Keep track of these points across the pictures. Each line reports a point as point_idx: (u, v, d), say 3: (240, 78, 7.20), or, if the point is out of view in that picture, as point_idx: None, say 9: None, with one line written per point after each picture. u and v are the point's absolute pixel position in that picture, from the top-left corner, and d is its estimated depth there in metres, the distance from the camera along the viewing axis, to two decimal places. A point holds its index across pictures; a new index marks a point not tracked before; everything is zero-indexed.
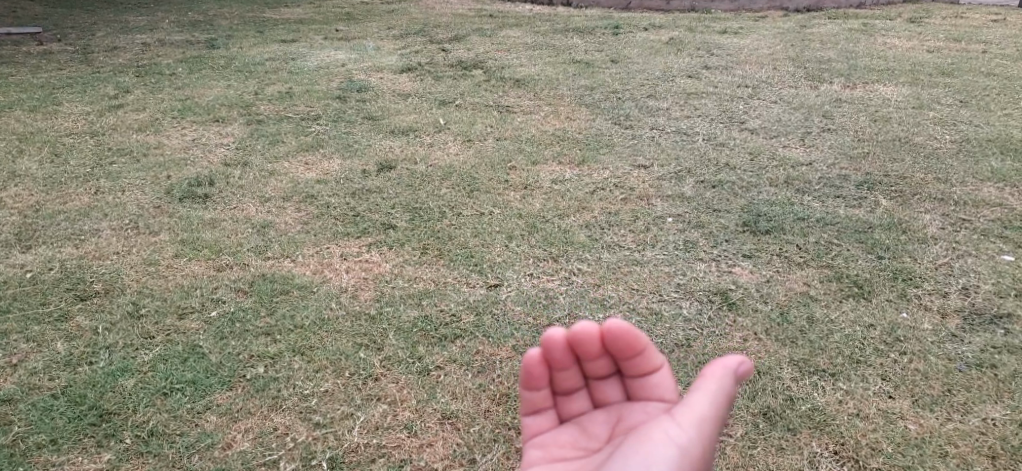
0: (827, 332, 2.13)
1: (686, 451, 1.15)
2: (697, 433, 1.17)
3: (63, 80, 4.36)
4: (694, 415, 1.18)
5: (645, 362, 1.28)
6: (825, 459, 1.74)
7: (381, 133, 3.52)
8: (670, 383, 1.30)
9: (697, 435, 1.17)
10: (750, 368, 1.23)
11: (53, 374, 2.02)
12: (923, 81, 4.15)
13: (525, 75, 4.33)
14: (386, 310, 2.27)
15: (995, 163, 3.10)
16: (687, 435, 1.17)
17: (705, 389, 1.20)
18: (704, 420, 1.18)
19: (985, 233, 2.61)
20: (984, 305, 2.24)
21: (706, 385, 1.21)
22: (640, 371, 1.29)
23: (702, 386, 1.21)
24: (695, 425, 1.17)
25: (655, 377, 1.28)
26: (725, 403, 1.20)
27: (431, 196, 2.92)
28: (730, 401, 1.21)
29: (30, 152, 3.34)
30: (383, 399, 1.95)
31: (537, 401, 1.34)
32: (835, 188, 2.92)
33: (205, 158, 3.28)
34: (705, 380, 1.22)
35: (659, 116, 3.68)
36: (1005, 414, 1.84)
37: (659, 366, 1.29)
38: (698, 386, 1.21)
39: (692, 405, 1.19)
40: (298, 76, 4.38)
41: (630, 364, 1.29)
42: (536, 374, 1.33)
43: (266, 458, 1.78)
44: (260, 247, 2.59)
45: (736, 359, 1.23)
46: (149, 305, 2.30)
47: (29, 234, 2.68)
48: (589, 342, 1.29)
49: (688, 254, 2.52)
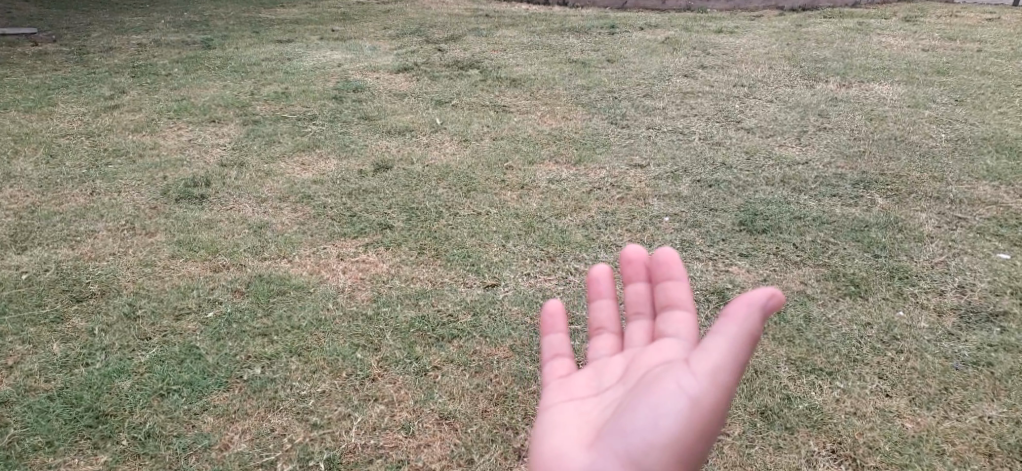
0: (824, 330, 2.14)
1: (698, 402, 1.14)
2: (711, 383, 1.14)
3: (58, 81, 4.35)
4: (708, 364, 1.15)
5: (673, 294, 1.36)
6: (822, 458, 1.74)
7: (378, 133, 3.52)
8: (691, 324, 1.32)
9: (710, 385, 1.14)
10: (782, 303, 1.13)
11: (49, 375, 2.02)
12: (919, 80, 4.16)
13: (521, 75, 4.33)
14: (383, 310, 2.27)
15: (990, 161, 3.11)
16: (699, 387, 1.14)
17: (722, 337, 1.15)
18: (719, 370, 1.14)
19: (981, 232, 2.61)
20: (980, 303, 2.24)
21: (725, 328, 1.15)
22: (665, 305, 1.36)
23: (721, 331, 1.16)
24: (709, 375, 1.14)
25: (679, 313, 1.33)
26: (746, 347, 1.14)
27: (427, 196, 2.91)
28: (754, 344, 1.15)
29: (25, 152, 3.33)
30: (380, 400, 1.95)
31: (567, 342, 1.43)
32: (831, 187, 2.93)
33: (201, 159, 3.27)
34: (726, 324, 1.16)
35: (656, 115, 3.68)
36: (1001, 412, 1.85)
37: (684, 301, 1.35)
38: (717, 332, 1.16)
39: (707, 354, 1.15)
40: (293, 77, 4.37)
41: (659, 294, 1.38)
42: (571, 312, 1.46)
43: (263, 459, 1.78)
44: (257, 247, 2.59)
45: (765, 293, 1.14)
46: (146, 306, 2.29)
47: (25, 236, 2.68)
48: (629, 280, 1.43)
49: (684, 253, 2.52)
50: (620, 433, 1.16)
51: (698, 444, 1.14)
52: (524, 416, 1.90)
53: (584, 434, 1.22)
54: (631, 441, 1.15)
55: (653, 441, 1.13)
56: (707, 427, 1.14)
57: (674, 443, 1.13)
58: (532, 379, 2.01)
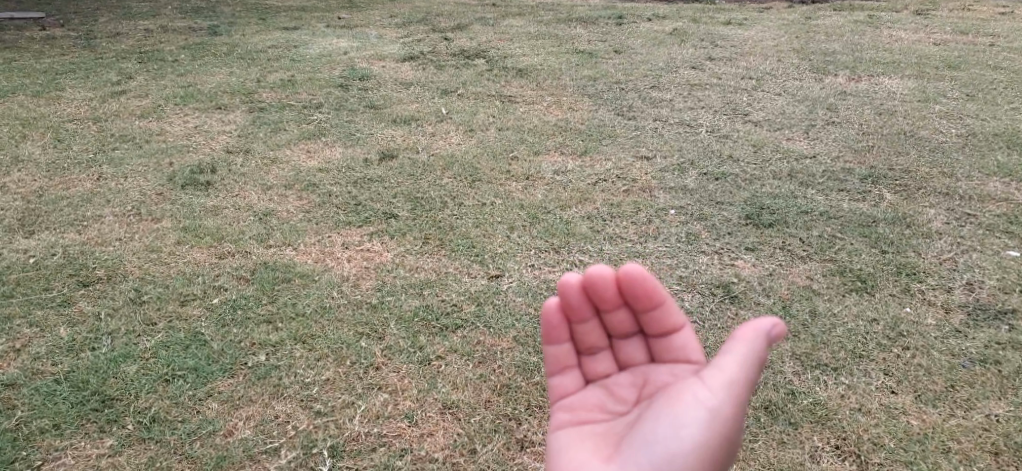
0: (830, 326, 2.13)
1: (717, 414, 1.14)
2: (727, 396, 1.15)
3: (65, 65, 4.35)
4: (723, 379, 1.16)
5: (667, 317, 1.28)
6: (826, 454, 1.74)
7: (383, 121, 3.51)
8: (694, 345, 1.29)
9: (727, 398, 1.15)
10: (784, 331, 1.19)
11: (55, 359, 2.03)
12: (929, 74, 4.12)
13: (527, 65, 4.32)
14: (387, 299, 2.27)
15: (1001, 157, 3.08)
16: (717, 399, 1.15)
17: (734, 355, 1.17)
18: (735, 383, 1.16)
19: (991, 228, 2.59)
20: (988, 300, 2.23)
21: (735, 349, 1.17)
22: (662, 328, 1.29)
23: (732, 349, 1.17)
24: (726, 388, 1.15)
25: (679, 337, 1.28)
26: (755, 366, 1.17)
27: (432, 185, 2.91)
28: (761, 365, 1.18)
29: (33, 137, 3.34)
30: (384, 388, 1.95)
31: (562, 358, 1.34)
32: (839, 182, 2.91)
33: (207, 145, 3.27)
34: (735, 344, 1.18)
35: (663, 107, 3.66)
36: (1009, 411, 1.84)
37: (682, 325, 1.29)
38: (729, 350, 1.18)
39: (721, 368, 1.16)
40: (299, 64, 4.37)
41: (649, 316, 1.29)
42: (555, 326, 1.34)
43: (266, 445, 1.78)
44: (262, 234, 2.59)
45: (770, 323, 1.19)
46: (152, 291, 2.30)
47: (32, 220, 2.69)
48: (606, 292, 1.29)
49: (690, 246, 2.51)
50: (642, 444, 1.14)
51: (719, 456, 1.15)
52: (528, 407, 1.90)
53: (603, 450, 1.19)
54: (654, 453, 1.13)
55: (677, 452, 1.12)
56: (727, 439, 1.15)
57: (697, 454, 1.13)
58: (536, 370, 2.01)
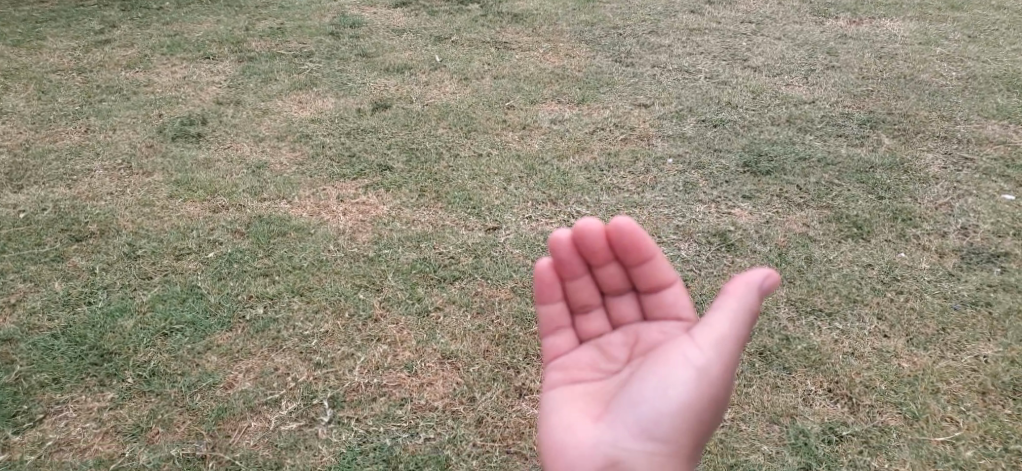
0: (825, 272, 2.14)
1: (706, 373, 1.14)
2: (716, 353, 1.15)
3: (46, 13, 4.22)
4: (712, 336, 1.15)
5: (658, 272, 1.28)
6: (819, 397, 1.77)
7: (376, 70, 3.44)
8: (685, 301, 1.29)
9: (717, 355, 1.14)
10: (775, 282, 1.18)
11: (52, 314, 2.03)
12: (931, 16, 4.05)
13: (522, 10, 4.22)
14: (384, 252, 2.27)
15: (1000, 100, 3.06)
16: (706, 356, 1.14)
17: (724, 310, 1.16)
18: (724, 340, 1.15)
19: (987, 172, 2.59)
20: (982, 244, 2.24)
21: (725, 304, 1.17)
22: (654, 285, 1.28)
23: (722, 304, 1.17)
24: (715, 345, 1.15)
25: (670, 293, 1.28)
26: (745, 322, 1.16)
27: (428, 136, 2.87)
28: (751, 320, 1.17)
29: (16, 88, 3.26)
30: (383, 340, 1.96)
31: (554, 317, 1.33)
32: (837, 127, 2.89)
33: (197, 96, 3.21)
34: (726, 298, 1.18)
35: (661, 53, 3.60)
36: (998, 352, 1.87)
37: (672, 281, 1.28)
38: (719, 305, 1.17)
39: (712, 325, 1.16)
40: (288, 11, 4.25)
41: (640, 272, 1.28)
42: (547, 285, 1.33)
43: (267, 397, 1.80)
44: (255, 188, 2.56)
45: (761, 274, 1.17)
46: (146, 245, 2.28)
47: (20, 174, 2.65)
48: (596, 248, 1.28)
49: (688, 195, 2.50)
50: (630, 405, 1.13)
51: (708, 415, 1.14)
52: (525, 356, 1.92)
53: (592, 409, 1.18)
54: (642, 413, 1.12)
55: (665, 412, 1.11)
56: (715, 398, 1.14)
57: (685, 413, 1.12)
58: (534, 320, 2.02)
